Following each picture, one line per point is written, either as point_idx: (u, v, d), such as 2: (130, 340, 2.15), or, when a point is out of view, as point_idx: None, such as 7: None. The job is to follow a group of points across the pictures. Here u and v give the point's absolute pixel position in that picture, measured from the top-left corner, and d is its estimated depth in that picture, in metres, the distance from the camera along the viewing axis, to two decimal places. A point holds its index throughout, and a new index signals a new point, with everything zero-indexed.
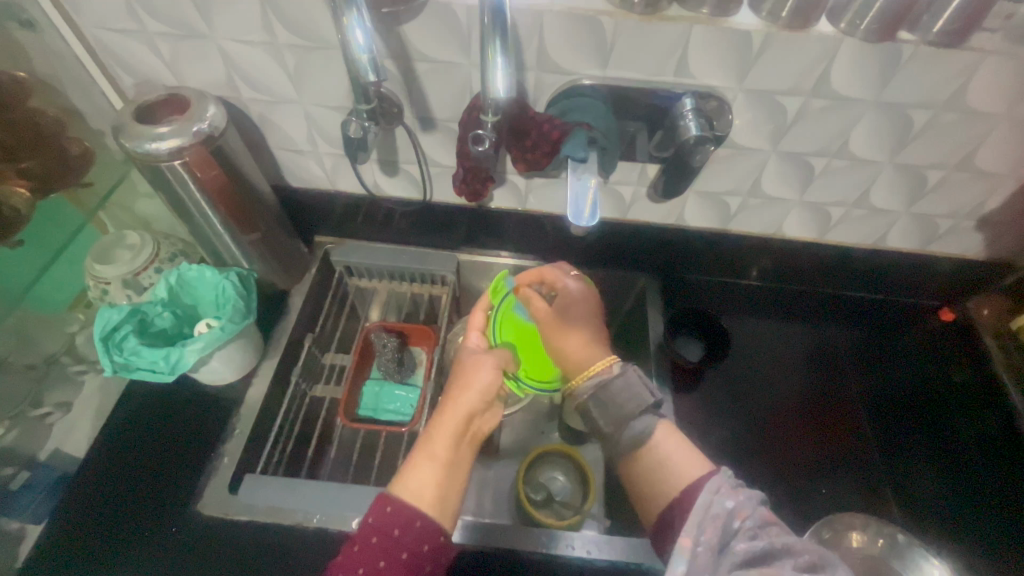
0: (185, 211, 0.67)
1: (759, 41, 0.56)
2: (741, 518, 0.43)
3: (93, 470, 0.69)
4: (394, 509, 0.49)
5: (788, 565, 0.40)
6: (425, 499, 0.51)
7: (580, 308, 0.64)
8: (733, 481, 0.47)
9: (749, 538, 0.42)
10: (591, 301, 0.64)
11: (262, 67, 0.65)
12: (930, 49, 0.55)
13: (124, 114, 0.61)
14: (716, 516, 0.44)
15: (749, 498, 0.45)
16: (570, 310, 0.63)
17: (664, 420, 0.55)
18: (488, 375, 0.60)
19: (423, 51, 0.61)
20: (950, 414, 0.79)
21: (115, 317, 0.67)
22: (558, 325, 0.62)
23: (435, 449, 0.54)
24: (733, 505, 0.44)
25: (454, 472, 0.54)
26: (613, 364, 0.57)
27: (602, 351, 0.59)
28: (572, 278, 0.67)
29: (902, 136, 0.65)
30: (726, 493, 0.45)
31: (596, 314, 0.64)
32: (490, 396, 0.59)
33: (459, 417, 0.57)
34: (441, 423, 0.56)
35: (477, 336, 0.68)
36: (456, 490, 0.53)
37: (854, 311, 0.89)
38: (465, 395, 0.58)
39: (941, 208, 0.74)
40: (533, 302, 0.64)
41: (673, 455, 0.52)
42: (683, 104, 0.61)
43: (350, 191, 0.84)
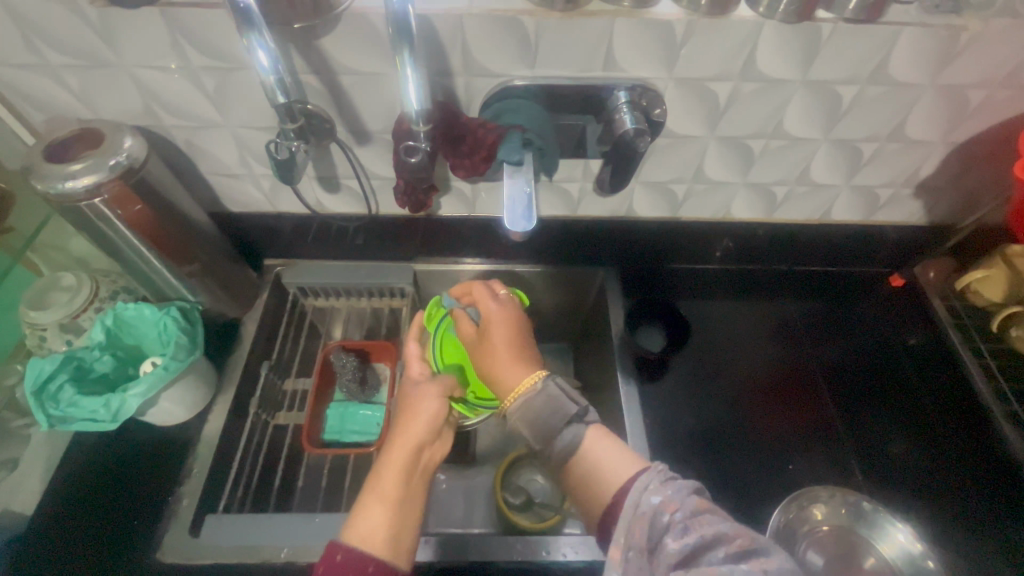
0: (115, 249, 0.64)
1: (682, 30, 0.56)
2: (670, 512, 0.42)
3: (42, 529, 0.65)
4: (345, 557, 0.49)
5: (719, 556, 0.38)
6: (377, 540, 0.51)
7: (502, 326, 0.62)
8: (664, 475, 0.45)
9: (679, 533, 0.40)
10: (511, 321, 0.63)
11: (179, 92, 0.62)
12: (849, 26, 0.56)
13: (33, 154, 0.58)
14: (641, 514, 0.43)
15: (679, 490, 0.43)
16: (493, 330, 0.62)
17: (594, 426, 0.54)
18: (433, 402, 0.61)
19: (345, 64, 0.59)
20: (905, 377, 0.82)
21: (48, 368, 0.63)
22: (485, 346, 0.62)
23: (384, 487, 0.54)
24: (659, 499, 0.43)
25: (406, 509, 0.54)
26: (536, 380, 0.56)
27: (528, 370, 0.59)
28: (499, 297, 0.66)
29: (834, 113, 0.65)
30: (653, 488, 0.44)
31: (520, 335, 0.63)
32: (438, 426, 0.60)
33: (407, 452, 0.57)
34: (390, 459, 0.56)
35: (419, 364, 0.67)
36: (410, 527, 0.54)
37: (809, 286, 0.91)
38: (410, 427, 0.59)
39: (879, 178, 0.75)
40: (463, 327, 0.66)
41: (606, 459, 0.50)
42: (617, 98, 0.61)
43: (293, 211, 0.82)
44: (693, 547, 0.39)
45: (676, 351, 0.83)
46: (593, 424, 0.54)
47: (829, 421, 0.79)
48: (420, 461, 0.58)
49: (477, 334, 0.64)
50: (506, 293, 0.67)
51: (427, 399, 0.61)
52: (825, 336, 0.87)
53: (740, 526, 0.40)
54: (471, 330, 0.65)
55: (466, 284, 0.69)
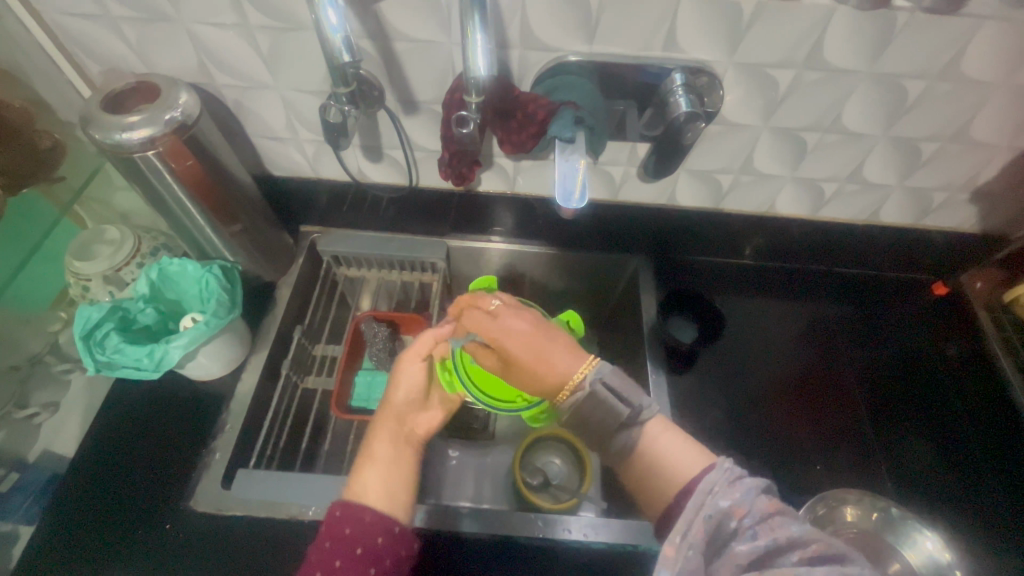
0: (163, 204, 0.65)
1: (749, 12, 0.54)
2: (738, 517, 0.42)
3: (81, 471, 0.68)
4: (343, 510, 0.50)
5: (792, 559, 0.39)
6: (370, 495, 0.53)
7: (523, 339, 0.56)
8: (730, 474, 0.44)
9: (748, 537, 0.41)
10: (531, 328, 0.56)
11: (234, 51, 0.63)
12: (925, 16, 0.54)
13: (91, 104, 0.59)
14: (708, 518, 0.42)
15: (748, 491, 0.43)
16: (514, 348, 0.56)
17: (657, 416, 0.54)
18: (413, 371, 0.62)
19: (401, 30, 0.58)
20: (940, 388, 0.80)
21: (96, 315, 0.65)
22: (513, 365, 0.56)
23: (374, 451, 0.56)
24: (728, 503, 0.42)
25: (397, 467, 0.56)
26: (589, 372, 0.53)
27: (575, 357, 0.55)
28: (499, 316, 0.57)
29: (896, 108, 0.63)
30: (721, 490, 0.43)
31: (544, 335, 0.57)
32: (421, 392, 0.62)
33: (394, 420, 0.59)
34: (377, 427, 0.59)
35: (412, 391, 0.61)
36: (401, 480, 0.55)
37: (846, 288, 0.88)
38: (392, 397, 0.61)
39: (934, 181, 0.73)
40: (481, 360, 0.59)
41: (668, 452, 0.51)
42: (672, 81, 0.60)
43: (334, 178, 0.82)
44: (762, 551, 0.40)
45: (705, 343, 0.83)
46: (654, 417, 0.54)
47: (858, 423, 0.77)
48: (407, 427, 0.60)
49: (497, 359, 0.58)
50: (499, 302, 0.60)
51: (404, 368, 0.62)
52: (861, 338, 0.85)
53: (812, 530, 0.41)
54: (490, 359, 0.58)
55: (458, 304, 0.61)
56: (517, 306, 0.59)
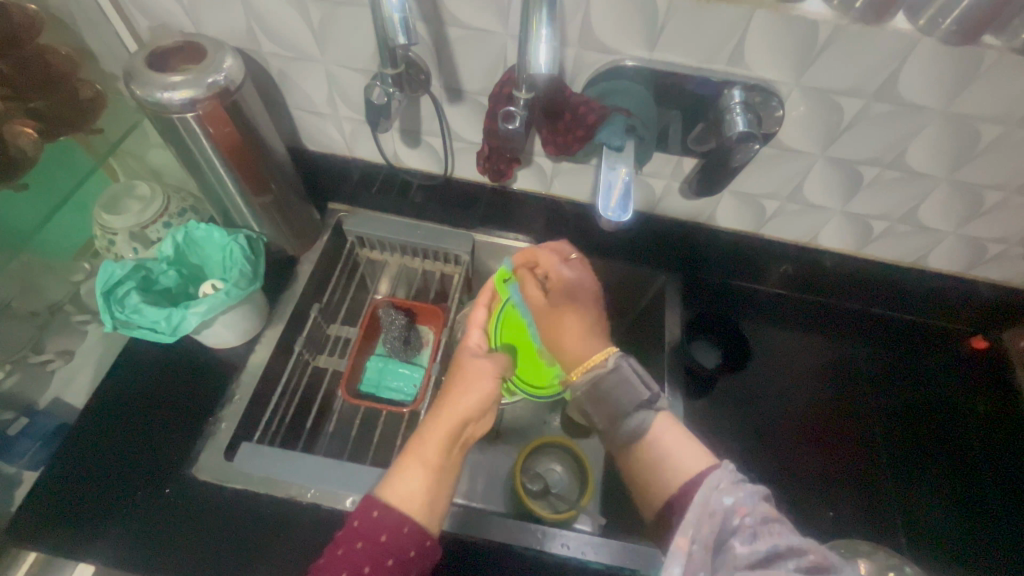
0: (196, 167, 0.64)
1: (826, 33, 0.51)
2: (740, 515, 0.43)
3: (90, 424, 0.68)
4: (381, 514, 0.49)
5: (789, 566, 0.40)
6: (414, 505, 0.51)
7: (575, 293, 0.64)
8: (734, 474, 0.46)
9: (748, 537, 0.42)
10: (587, 286, 0.64)
11: (285, 20, 0.61)
12: (1015, 58, 0.50)
13: (136, 59, 0.58)
14: (712, 512, 0.44)
15: (750, 495, 0.44)
16: (563, 297, 0.63)
17: (664, 413, 0.56)
18: (489, 381, 0.60)
19: (457, 15, 0.56)
20: (970, 445, 0.76)
21: (119, 272, 0.65)
22: (555, 319, 0.63)
23: (427, 453, 0.54)
24: (731, 501, 0.44)
25: (443, 478, 0.54)
26: (608, 358, 0.58)
27: (600, 344, 0.61)
28: (568, 264, 0.66)
29: (967, 150, 0.59)
30: (725, 488, 0.45)
31: (593, 302, 0.64)
32: (488, 404, 0.59)
33: (457, 421, 0.57)
34: (434, 425, 0.56)
35: (480, 334, 0.66)
36: (444, 497, 0.54)
37: (881, 330, 0.84)
38: (460, 400, 0.58)
39: (992, 231, 0.69)
40: (530, 292, 0.66)
41: (672, 450, 0.53)
42: (730, 96, 0.57)
43: (368, 159, 0.81)
44: (767, 552, 0.41)
45: (729, 371, 0.80)
46: (661, 412, 0.56)
47: (879, 473, 0.74)
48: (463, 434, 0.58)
49: (546, 299, 0.64)
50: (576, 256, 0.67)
51: (482, 377, 0.60)
52: (890, 385, 0.80)
53: (811, 541, 0.42)
54: (540, 295, 0.65)
55: (530, 249, 0.68)
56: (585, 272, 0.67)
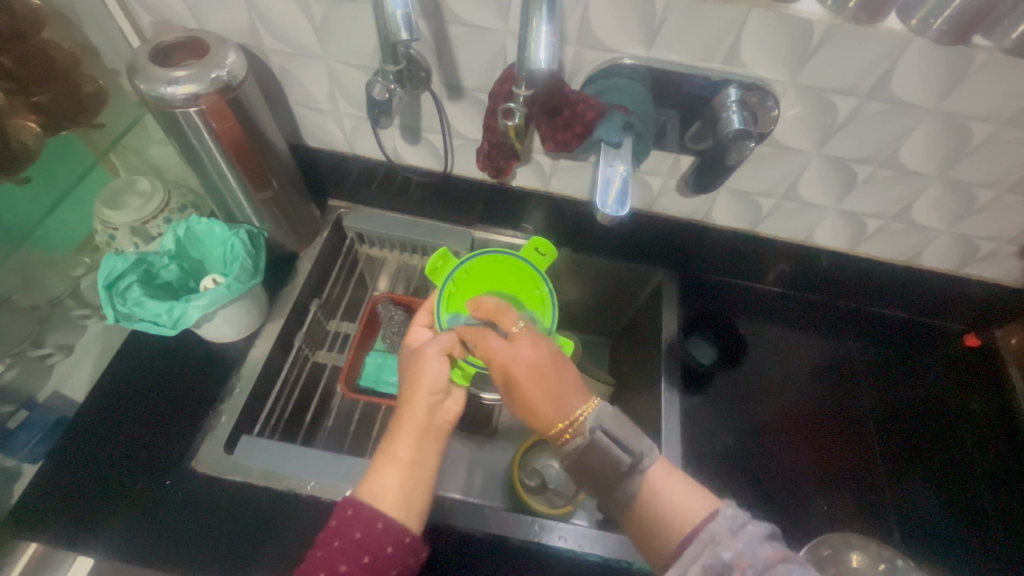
0: (198, 162, 0.65)
1: (820, 33, 0.52)
2: (740, 569, 0.41)
3: (90, 417, 0.68)
4: (355, 511, 0.50)
5: None
6: (386, 502, 0.52)
7: (528, 372, 0.55)
8: (732, 522, 0.44)
9: None
10: (537, 363, 0.56)
11: (287, 16, 0.62)
12: (1005, 58, 0.51)
13: (139, 54, 0.58)
14: (710, 564, 0.42)
15: (750, 541, 0.42)
16: (517, 376, 0.55)
17: (660, 460, 0.52)
18: (439, 366, 0.59)
19: (458, 13, 0.57)
20: (962, 442, 0.77)
21: (121, 265, 0.65)
22: (512, 395, 0.57)
23: (397, 450, 0.55)
24: (730, 555, 0.42)
25: (420, 472, 0.55)
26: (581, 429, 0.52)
27: (571, 403, 0.54)
28: (517, 344, 0.57)
29: (958, 149, 0.60)
30: (723, 542, 0.43)
31: (551, 373, 0.56)
32: (446, 385, 0.59)
33: (422, 411, 0.58)
34: (402, 424, 0.57)
35: (422, 331, 0.66)
36: (423, 491, 0.54)
37: (873, 328, 0.85)
38: (418, 393, 0.58)
39: (984, 230, 0.70)
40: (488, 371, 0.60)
41: (669, 504, 0.49)
42: (726, 95, 0.58)
43: (368, 156, 0.81)
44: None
45: (726, 367, 0.80)
46: (657, 461, 0.52)
47: (873, 469, 0.74)
48: (436, 421, 0.59)
49: (500, 380, 0.58)
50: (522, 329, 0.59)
51: (428, 361, 0.60)
52: (883, 382, 0.81)
53: None
54: (495, 378, 0.58)
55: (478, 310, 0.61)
56: (533, 332, 0.59)
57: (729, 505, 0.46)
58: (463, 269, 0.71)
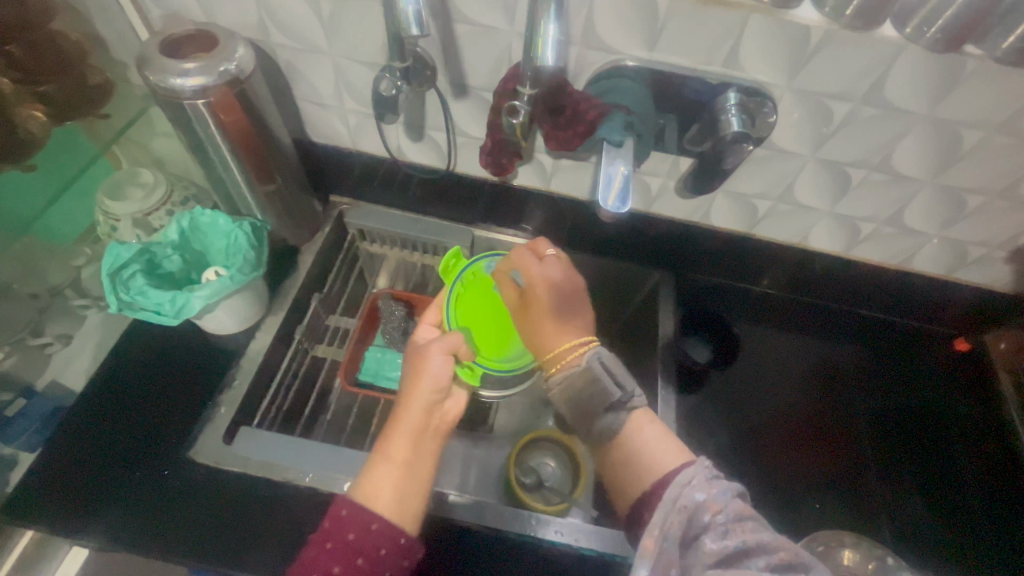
0: (204, 154, 0.65)
1: (817, 38, 0.54)
2: (712, 513, 0.43)
3: (89, 405, 0.68)
4: (348, 513, 0.51)
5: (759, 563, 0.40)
6: (380, 503, 0.53)
7: (547, 296, 0.59)
8: (708, 472, 0.46)
9: (720, 534, 0.42)
10: (563, 288, 0.60)
11: (296, 12, 0.63)
12: (994, 66, 0.53)
13: (149, 45, 0.59)
14: (683, 508, 0.44)
15: (723, 491, 0.44)
16: (537, 297, 0.60)
17: (642, 407, 0.55)
18: (437, 364, 0.60)
19: (464, 11, 0.58)
20: (953, 445, 0.78)
21: (125, 254, 0.65)
22: (527, 313, 0.60)
23: (392, 451, 0.56)
24: (702, 498, 0.44)
25: (413, 471, 0.56)
26: (582, 353, 0.56)
27: (580, 335, 0.58)
28: (545, 264, 0.62)
29: (949, 155, 0.62)
30: (698, 484, 0.45)
31: (573, 302, 0.60)
32: (444, 384, 0.60)
33: (417, 410, 0.58)
34: (398, 423, 0.58)
35: (427, 328, 0.67)
36: (417, 492, 0.55)
37: (866, 331, 0.87)
38: (415, 390, 0.59)
39: (973, 235, 0.72)
40: (507, 290, 0.64)
41: (650, 446, 0.51)
42: (725, 98, 0.59)
43: (372, 152, 0.82)
44: (735, 548, 0.41)
45: (721, 366, 0.82)
46: (639, 408, 0.55)
47: (865, 469, 0.75)
48: (433, 421, 0.60)
49: (519, 296, 0.62)
50: (553, 254, 0.63)
51: (429, 359, 0.60)
52: (874, 385, 0.83)
53: (782, 537, 0.42)
54: (514, 295, 0.63)
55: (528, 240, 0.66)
56: (566, 265, 0.62)
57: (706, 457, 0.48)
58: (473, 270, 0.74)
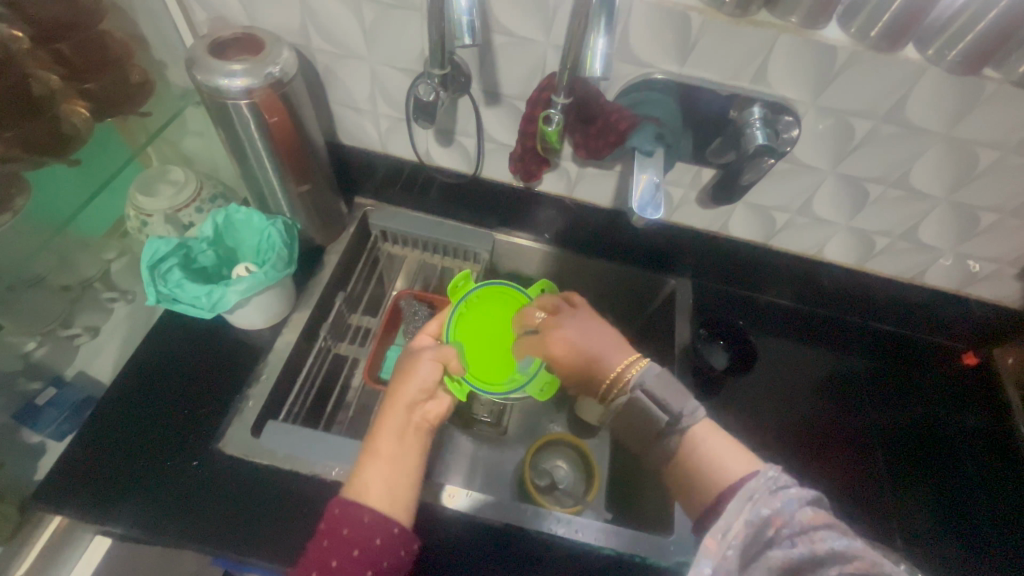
0: (242, 152, 0.67)
1: (843, 58, 0.56)
2: (777, 526, 0.43)
3: (119, 396, 0.70)
4: (340, 510, 0.51)
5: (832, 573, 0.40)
6: (371, 495, 0.53)
7: (564, 344, 0.65)
8: (773, 483, 0.46)
9: (788, 545, 0.42)
10: (576, 330, 0.64)
11: (339, 19, 0.65)
12: (1013, 89, 0.55)
13: (197, 47, 0.61)
14: (749, 520, 0.44)
15: (789, 502, 0.44)
16: (558, 353, 0.65)
17: (705, 418, 0.55)
18: (423, 368, 0.62)
19: (504, 23, 0.61)
20: (960, 459, 0.79)
21: (163, 248, 0.67)
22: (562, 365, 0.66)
23: (379, 447, 0.56)
24: (768, 512, 0.44)
25: (401, 464, 0.56)
26: (626, 373, 0.58)
27: (619, 354, 0.61)
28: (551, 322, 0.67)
29: (965, 173, 0.64)
30: (762, 498, 0.45)
31: (593, 333, 0.64)
32: (430, 387, 0.62)
33: (403, 409, 0.60)
34: (385, 420, 0.59)
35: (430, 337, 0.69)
36: (405, 484, 0.55)
37: (873, 345, 0.88)
38: (401, 391, 0.61)
39: (985, 251, 0.75)
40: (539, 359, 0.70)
41: (716, 456, 0.52)
42: (751, 112, 0.61)
43: (399, 156, 0.84)
44: (801, 560, 0.41)
45: (736, 373, 0.82)
46: (702, 420, 0.55)
47: (875, 480, 0.77)
48: (416, 418, 0.60)
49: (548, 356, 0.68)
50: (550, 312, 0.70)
51: (417, 363, 0.63)
52: (881, 399, 0.84)
53: (857, 547, 0.41)
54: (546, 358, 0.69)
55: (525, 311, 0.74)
56: (568, 311, 0.68)
57: (770, 468, 0.47)
58: (476, 293, 0.76)
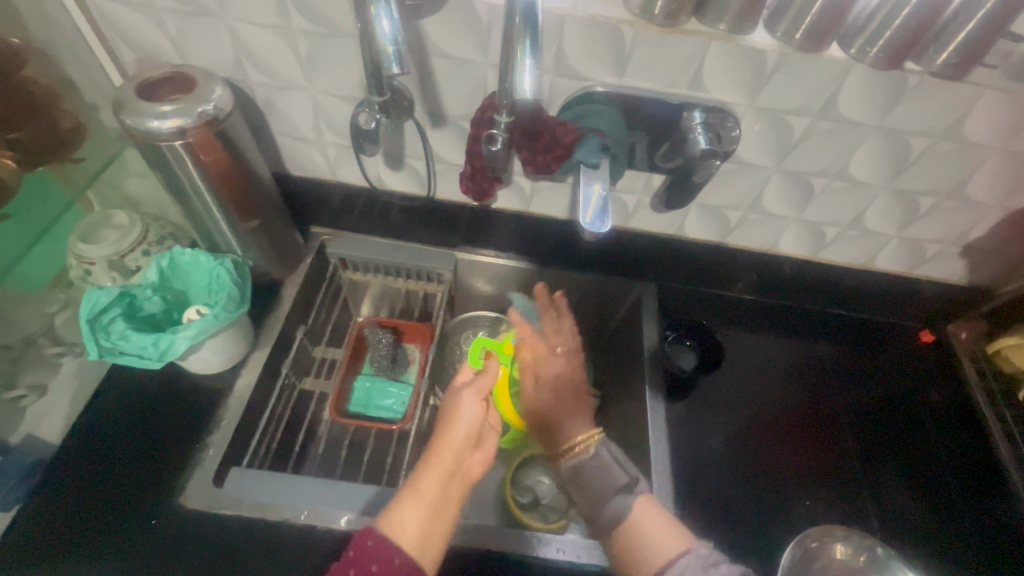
0: (182, 192, 0.65)
1: (772, 60, 0.58)
2: None
3: (70, 458, 0.66)
4: (375, 544, 0.47)
5: None
6: (406, 537, 0.49)
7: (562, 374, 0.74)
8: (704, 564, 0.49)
9: None
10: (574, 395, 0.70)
11: (272, 51, 0.64)
12: (933, 80, 0.57)
13: (124, 89, 0.59)
14: None
15: None
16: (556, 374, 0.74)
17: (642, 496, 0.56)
18: (472, 407, 0.59)
19: (439, 45, 0.60)
20: (928, 434, 0.81)
21: (104, 299, 0.64)
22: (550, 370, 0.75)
23: (422, 485, 0.53)
24: None
25: (438, 513, 0.52)
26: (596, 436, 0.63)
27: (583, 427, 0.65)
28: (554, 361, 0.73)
29: (900, 162, 0.67)
30: None
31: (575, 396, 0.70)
32: (477, 432, 0.58)
33: (452, 450, 0.56)
34: (430, 461, 0.55)
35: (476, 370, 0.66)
36: (442, 533, 0.51)
37: (837, 329, 0.90)
38: (450, 431, 0.57)
39: (929, 233, 0.77)
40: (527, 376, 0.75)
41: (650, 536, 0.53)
42: (692, 118, 0.62)
43: (350, 182, 0.83)
44: None
45: (710, 369, 0.83)
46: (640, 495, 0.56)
47: (852, 463, 0.78)
48: (461, 466, 0.56)
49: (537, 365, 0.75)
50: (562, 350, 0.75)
51: (464, 402, 0.59)
52: (854, 380, 0.86)
53: None
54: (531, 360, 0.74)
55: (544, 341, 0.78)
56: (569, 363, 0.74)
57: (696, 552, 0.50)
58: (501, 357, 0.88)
